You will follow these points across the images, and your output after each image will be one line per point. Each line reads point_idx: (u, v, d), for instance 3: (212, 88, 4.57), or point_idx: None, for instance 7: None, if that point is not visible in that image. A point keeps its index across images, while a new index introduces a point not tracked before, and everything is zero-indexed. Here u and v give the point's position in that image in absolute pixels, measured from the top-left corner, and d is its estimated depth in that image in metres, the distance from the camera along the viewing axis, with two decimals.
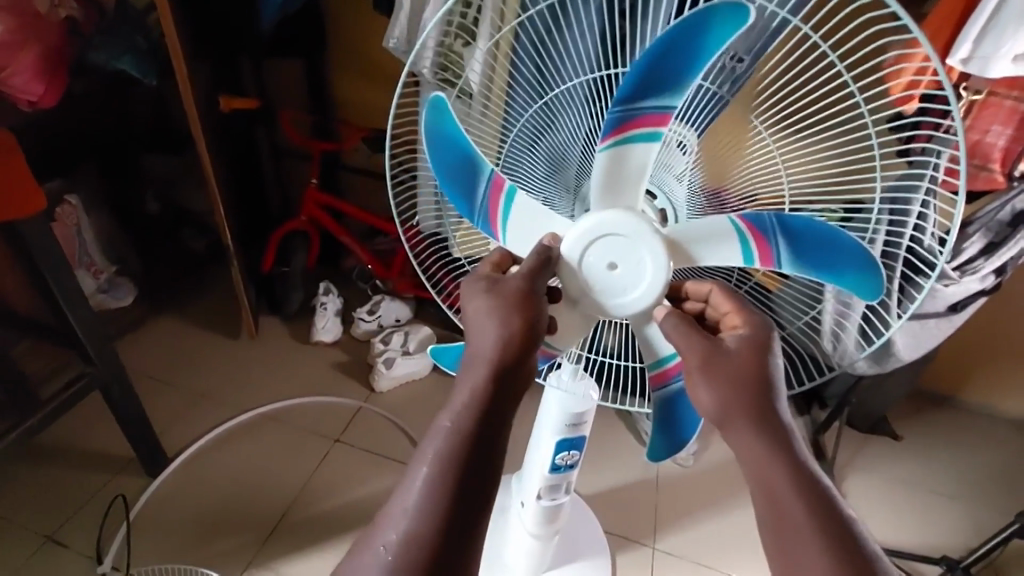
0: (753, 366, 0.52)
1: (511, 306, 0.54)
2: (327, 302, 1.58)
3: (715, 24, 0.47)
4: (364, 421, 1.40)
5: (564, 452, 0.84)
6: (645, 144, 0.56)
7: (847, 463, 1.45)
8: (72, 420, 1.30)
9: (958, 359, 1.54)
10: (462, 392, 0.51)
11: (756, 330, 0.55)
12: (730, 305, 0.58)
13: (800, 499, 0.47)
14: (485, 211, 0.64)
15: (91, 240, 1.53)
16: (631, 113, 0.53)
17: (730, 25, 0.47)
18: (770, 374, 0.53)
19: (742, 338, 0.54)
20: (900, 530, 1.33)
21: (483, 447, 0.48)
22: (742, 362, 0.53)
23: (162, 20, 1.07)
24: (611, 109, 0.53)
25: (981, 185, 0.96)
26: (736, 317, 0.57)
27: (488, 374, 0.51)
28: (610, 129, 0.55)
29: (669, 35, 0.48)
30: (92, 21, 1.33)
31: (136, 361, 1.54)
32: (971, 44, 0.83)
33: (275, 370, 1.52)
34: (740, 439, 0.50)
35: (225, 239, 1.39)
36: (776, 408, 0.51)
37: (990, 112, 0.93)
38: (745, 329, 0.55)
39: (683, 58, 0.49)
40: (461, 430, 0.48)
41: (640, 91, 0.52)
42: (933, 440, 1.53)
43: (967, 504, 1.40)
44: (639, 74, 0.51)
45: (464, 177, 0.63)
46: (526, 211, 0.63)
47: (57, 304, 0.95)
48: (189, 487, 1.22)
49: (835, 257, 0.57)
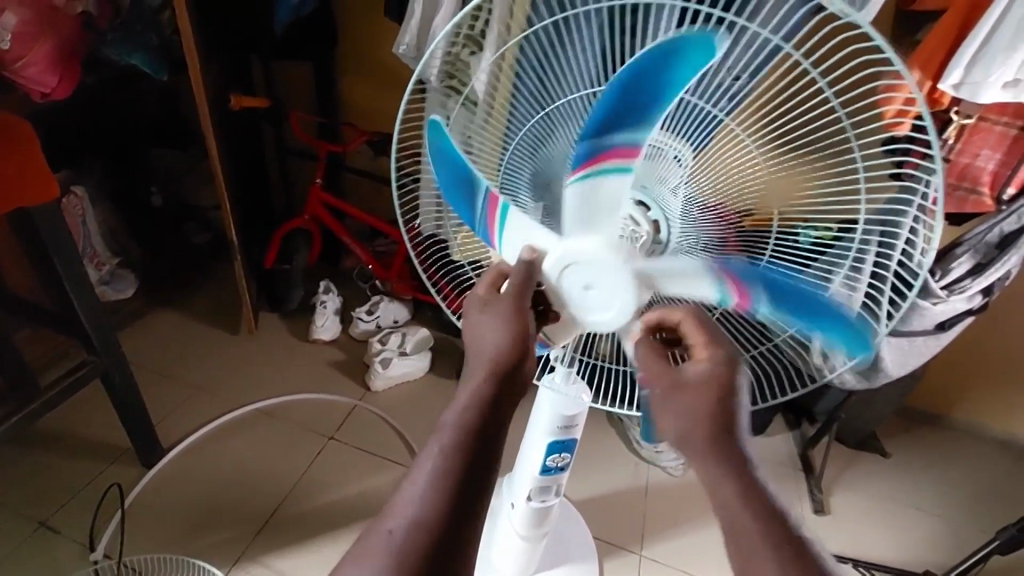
0: (709, 403, 0.53)
1: (503, 325, 0.58)
2: (326, 301, 1.61)
3: (678, 59, 0.49)
4: (359, 420, 1.42)
5: (555, 454, 0.85)
6: (617, 176, 0.58)
7: (835, 477, 1.47)
8: (70, 408, 1.31)
9: (948, 378, 1.57)
10: (463, 392, 0.56)
11: (716, 366, 0.55)
12: (699, 338, 0.57)
13: (766, 510, 0.49)
14: (483, 224, 0.68)
15: (95, 232, 1.55)
16: (600, 145, 0.56)
17: (692, 66, 0.49)
18: (726, 408, 0.53)
19: (701, 375, 0.55)
20: (884, 546, 1.35)
21: (486, 447, 0.53)
22: (704, 396, 0.54)
23: (179, 18, 1.10)
24: (580, 141, 0.56)
25: (970, 207, 1.01)
26: (702, 352, 0.57)
27: (488, 378, 0.56)
28: (580, 162, 0.58)
29: (638, 66, 0.50)
30: (107, 16, 1.34)
31: (134, 353, 1.55)
32: (963, 70, 0.85)
33: (272, 365, 1.54)
34: (698, 462, 0.53)
35: (229, 235, 1.41)
36: (739, 435, 0.53)
37: (980, 136, 0.96)
38: (705, 366, 0.55)
39: (648, 92, 0.52)
40: (463, 428, 0.53)
41: (609, 123, 0.55)
42: (921, 457, 1.55)
43: (952, 523, 1.41)
44: (606, 109, 0.54)
45: (462, 190, 0.66)
46: (519, 228, 0.65)
47: (64, 291, 0.97)
48: (183, 479, 1.23)
49: (817, 311, 0.56)
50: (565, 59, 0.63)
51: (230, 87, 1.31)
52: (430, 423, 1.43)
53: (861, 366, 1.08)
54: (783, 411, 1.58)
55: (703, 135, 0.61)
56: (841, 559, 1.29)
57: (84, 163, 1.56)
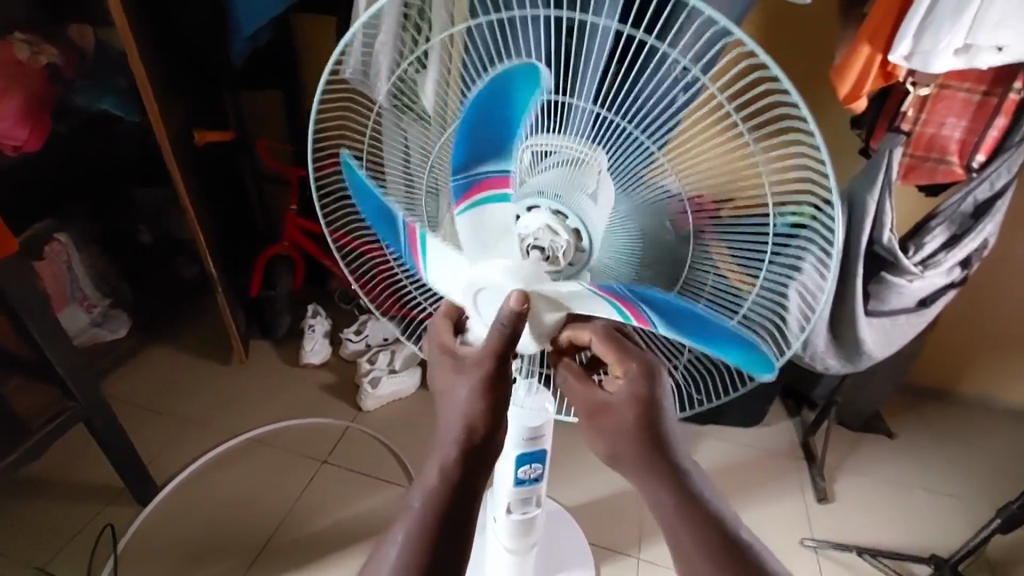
0: (634, 417, 0.57)
1: (472, 394, 0.58)
2: (315, 324, 1.62)
3: (514, 90, 0.51)
4: (351, 441, 1.42)
5: (526, 465, 0.84)
6: (500, 205, 0.58)
7: (839, 464, 1.43)
8: (67, 451, 1.34)
9: (950, 351, 1.52)
10: (431, 469, 0.58)
11: (636, 380, 0.57)
12: (611, 354, 0.59)
13: (692, 507, 0.56)
14: (409, 257, 0.68)
15: (84, 275, 1.58)
16: (472, 178, 0.58)
17: (527, 88, 0.50)
18: (657, 422, 0.57)
19: (624, 392, 0.57)
20: (892, 530, 1.31)
21: (459, 516, 0.56)
22: (631, 435, 0.57)
23: (132, 64, 1.12)
24: (454, 177, 0.58)
25: (940, 177, 0.97)
26: (618, 366, 0.59)
27: (457, 452, 0.58)
28: (460, 196, 0.59)
29: (477, 102, 0.52)
30: (72, 65, 1.38)
31: (128, 391, 1.57)
32: (912, 40, 0.83)
33: (264, 393, 1.55)
34: (638, 478, 0.58)
35: (208, 269, 1.42)
36: (671, 446, 0.57)
37: (945, 104, 0.93)
38: (625, 382, 0.58)
39: (497, 123, 0.53)
40: (429, 510, 0.55)
41: (471, 160, 0.57)
42: (928, 435, 1.50)
43: (964, 501, 1.37)
44: (464, 147, 0.56)
45: (385, 223, 0.66)
46: (438, 257, 0.63)
47: (35, 340, 0.99)
48: (177, 514, 1.25)
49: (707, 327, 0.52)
50: (500, 63, 0.52)
51: (196, 121, 1.33)
52: (422, 440, 1.43)
53: (842, 350, 1.06)
54: (782, 398, 1.56)
55: (630, 151, 0.51)
56: (847, 550, 1.25)
57: (66, 210, 1.58)
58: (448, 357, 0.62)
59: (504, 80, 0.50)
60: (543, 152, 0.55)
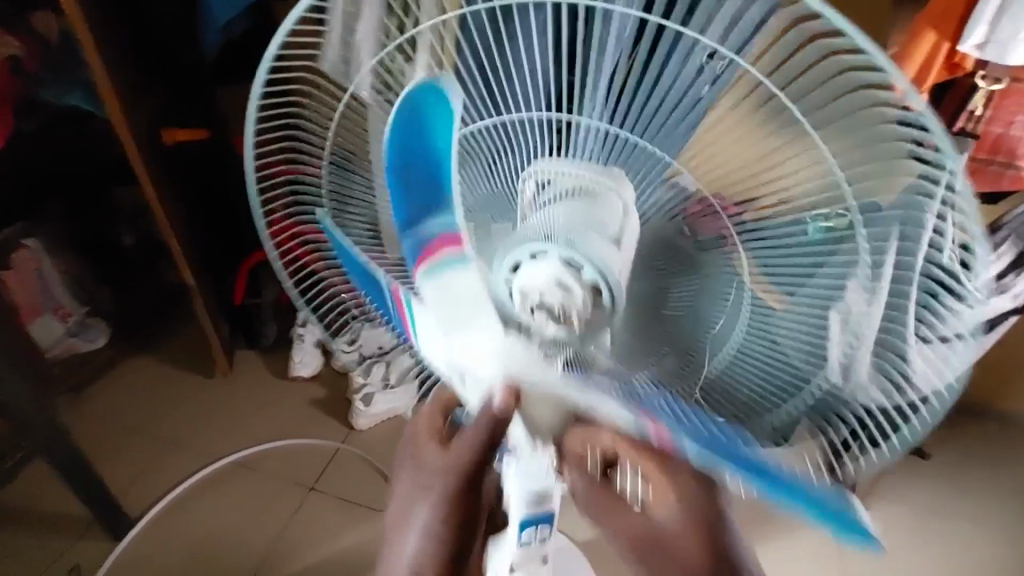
0: (702, 553, 0.47)
1: (425, 516, 0.51)
2: (305, 332, 1.48)
3: (428, 114, 0.44)
4: (342, 464, 1.33)
5: (530, 530, 0.67)
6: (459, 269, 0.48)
7: (870, 490, 1.32)
8: (40, 474, 1.26)
9: (996, 367, 1.39)
10: None
11: (694, 509, 0.47)
12: (653, 476, 0.47)
13: None
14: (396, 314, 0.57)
15: (59, 283, 1.48)
16: (423, 236, 0.50)
17: (435, 110, 0.43)
18: (728, 550, 0.47)
19: (684, 525, 0.47)
20: (919, 564, 1.22)
21: None
22: (696, 554, 0.47)
23: (92, 64, 1.04)
24: (404, 238, 0.51)
25: (1008, 185, 0.82)
26: (666, 492, 0.47)
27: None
28: (418, 258, 0.51)
29: (395, 139, 0.46)
30: (35, 57, 1.28)
31: (108, 406, 1.49)
32: (987, 27, 0.71)
33: (250, 410, 1.46)
34: None
35: (185, 278, 1.34)
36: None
37: (1014, 101, 0.79)
38: (680, 509, 0.47)
39: (425, 159, 0.46)
40: None
41: (418, 214, 0.49)
42: (967, 458, 1.39)
43: (1002, 534, 1.27)
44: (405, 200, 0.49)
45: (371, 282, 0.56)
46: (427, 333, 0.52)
47: None
48: (158, 545, 1.19)
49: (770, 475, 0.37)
50: (503, 74, 0.43)
51: (168, 119, 1.23)
52: None
53: None
54: None
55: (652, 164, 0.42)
56: None
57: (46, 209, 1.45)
58: (414, 459, 0.53)
59: (411, 103, 0.44)
60: (548, 182, 0.45)
